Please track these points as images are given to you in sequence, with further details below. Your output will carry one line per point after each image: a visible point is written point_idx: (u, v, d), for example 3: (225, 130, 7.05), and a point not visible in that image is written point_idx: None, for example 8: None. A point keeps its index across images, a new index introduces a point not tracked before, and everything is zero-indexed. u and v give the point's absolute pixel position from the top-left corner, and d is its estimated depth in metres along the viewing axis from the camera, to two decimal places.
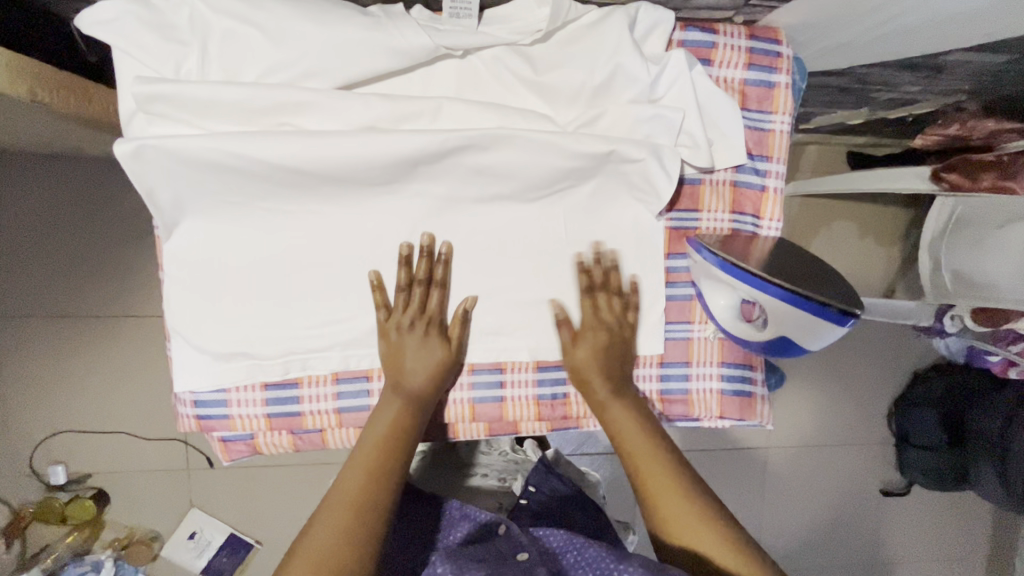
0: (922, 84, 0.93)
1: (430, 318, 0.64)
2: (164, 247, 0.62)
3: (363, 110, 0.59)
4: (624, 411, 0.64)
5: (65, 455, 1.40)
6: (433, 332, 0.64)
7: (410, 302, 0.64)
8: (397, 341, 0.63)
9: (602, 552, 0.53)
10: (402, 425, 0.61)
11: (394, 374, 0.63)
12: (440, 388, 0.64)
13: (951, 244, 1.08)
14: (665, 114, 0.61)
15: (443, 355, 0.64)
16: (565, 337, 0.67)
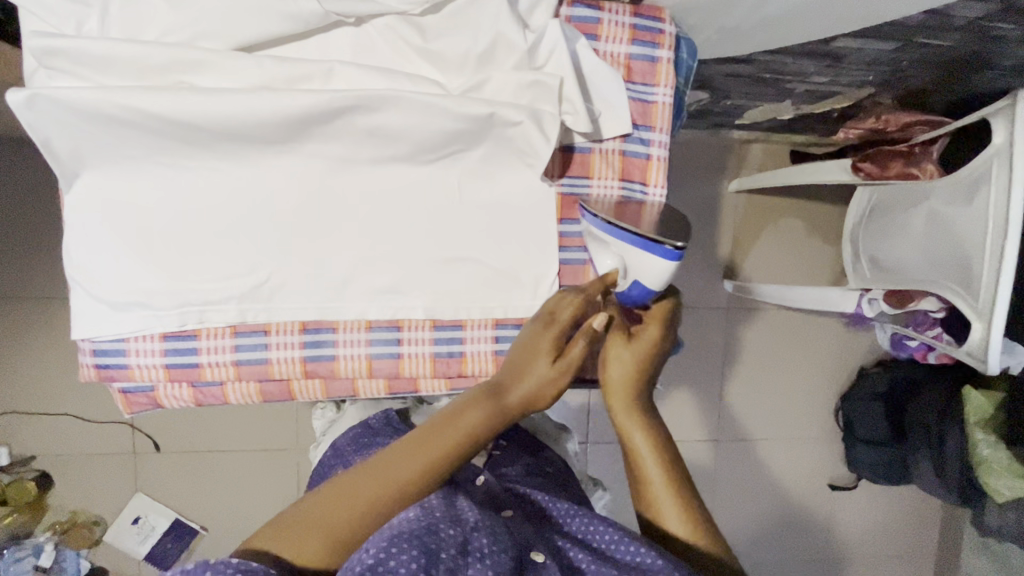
0: (829, 75, 0.98)
1: (560, 324, 0.63)
2: (66, 197, 0.65)
3: (256, 71, 0.63)
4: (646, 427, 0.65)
5: (6, 437, 1.40)
6: (552, 334, 0.63)
7: (571, 306, 0.64)
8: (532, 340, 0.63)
9: (593, 512, 0.60)
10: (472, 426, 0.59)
11: (510, 376, 0.62)
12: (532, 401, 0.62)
13: (868, 233, 1.13)
14: (544, 81, 0.65)
15: (544, 364, 0.62)
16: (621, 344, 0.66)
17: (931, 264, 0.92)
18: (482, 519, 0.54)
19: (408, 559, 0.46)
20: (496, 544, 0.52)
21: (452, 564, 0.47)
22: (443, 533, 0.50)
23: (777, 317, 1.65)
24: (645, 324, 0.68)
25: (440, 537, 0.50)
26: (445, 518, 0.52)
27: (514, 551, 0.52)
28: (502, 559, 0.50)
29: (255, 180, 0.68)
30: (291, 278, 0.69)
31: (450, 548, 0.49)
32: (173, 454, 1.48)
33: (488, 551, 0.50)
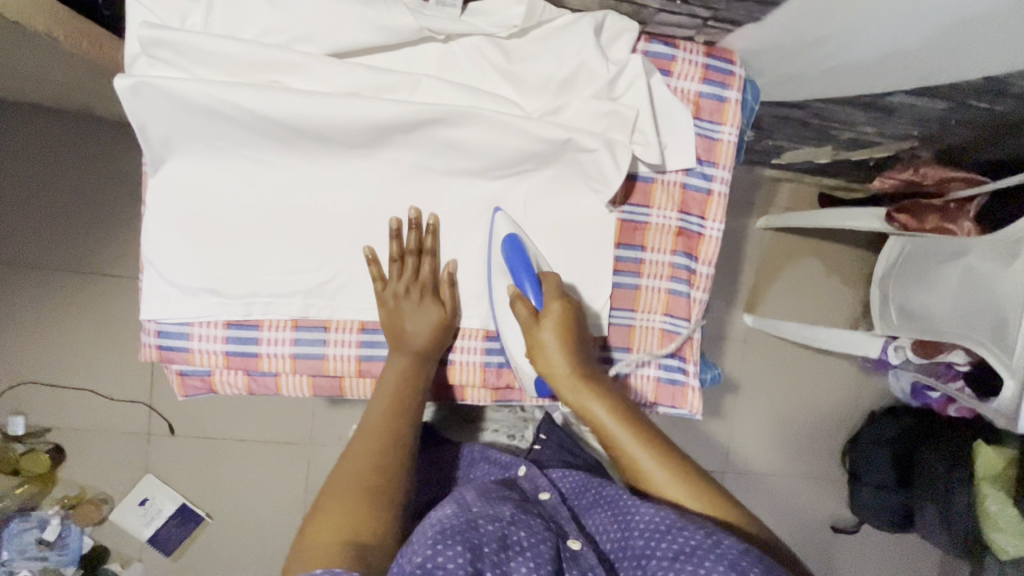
0: (876, 126, 1.01)
1: (423, 283, 0.71)
2: (149, 181, 0.67)
3: (347, 77, 0.65)
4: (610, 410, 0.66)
5: (24, 407, 1.41)
6: (424, 296, 0.71)
7: (404, 270, 0.71)
8: (396, 305, 0.70)
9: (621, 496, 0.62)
10: (404, 381, 0.69)
11: (397, 333, 0.70)
12: (440, 347, 0.72)
13: (899, 281, 1.15)
14: (621, 112, 0.68)
15: (438, 313, 0.71)
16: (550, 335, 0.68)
17: (964, 318, 0.94)
18: (516, 515, 0.58)
19: (453, 555, 0.48)
20: (534, 538, 0.55)
21: (495, 557, 0.50)
22: (483, 529, 0.53)
23: (793, 353, 1.67)
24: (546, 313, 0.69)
25: (480, 533, 0.53)
26: (482, 517, 0.56)
27: (552, 541, 0.56)
28: (541, 549, 0.54)
29: (332, 181, 0.70)
30: (357, 278, 0.71)
31: (491, 543, 0.52)
32: (187, 438, 1.48)
33: (527, 544, 0.54)
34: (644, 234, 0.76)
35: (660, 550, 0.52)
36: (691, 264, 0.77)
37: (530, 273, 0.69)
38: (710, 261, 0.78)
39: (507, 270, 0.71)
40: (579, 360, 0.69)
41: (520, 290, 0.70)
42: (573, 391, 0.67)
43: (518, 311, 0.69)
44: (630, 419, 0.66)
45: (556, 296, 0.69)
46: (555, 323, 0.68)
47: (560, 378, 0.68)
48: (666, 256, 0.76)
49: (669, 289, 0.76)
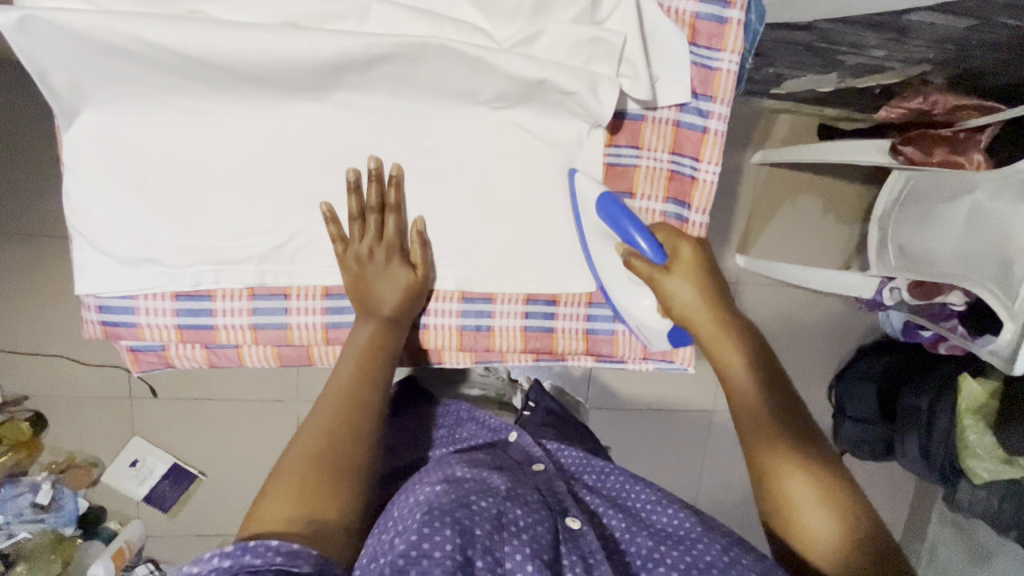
0: (888, 49, 0.91)
1: (389, 242, 0.64)
2: (64, 137, 0.58)
3: (283, 4, 0.55)
4: (730, 349, 0.60)
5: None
6: (393, 258, 0.64)
7: (366, 229, 0.63)
8: (362, 269, 0.63)
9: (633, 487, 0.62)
10: (374, 345, 0.61)
11: (361, 299, 0.63)
12: (411, 310, 0.65)
13: (900, 219, 1.10)
14: (605, 38, 0.58)
15: (408, 278, 0.64)
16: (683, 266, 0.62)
17: (967, 262, 0.90)
18: (511, 492, 0.55)
19: (444, 539, 0.46)
20: (531, 518, 0.52)
21: (487, 543, 0.47)
22: (475, 508, 0.50)
23: (784, 294, 1.64)
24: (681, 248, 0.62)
25: (471, 512, 0.50)
26: (474, 493, 0.53)
27: (550, 523, 0.53)
28: (538, 533, 0.50)
29: (278, 131, 0.61)
30: (316, 240, 0.64)
31: (483, 525, 0.49)
32: (170, 400, 1.46)
33: (523, 525, 0.50)
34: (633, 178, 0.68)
35: (669, 557, 0.51)
36: (683, 213, 0.69)
37: (636, 224, 0.60)
38: (704, 210, 0.69)
39: (607, 225, 0.63)
40: (717, 303, 0.61)
41: (637, 248, 0.61)
42: (716, 335, 0.61)
43: (632, 268, 0.61)
44: (772, 388, 0.58)
45: (679, 242, 0.63)
46: (687, 274, 0.61)
47: (694, 317, 0.61)
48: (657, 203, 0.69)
49: None
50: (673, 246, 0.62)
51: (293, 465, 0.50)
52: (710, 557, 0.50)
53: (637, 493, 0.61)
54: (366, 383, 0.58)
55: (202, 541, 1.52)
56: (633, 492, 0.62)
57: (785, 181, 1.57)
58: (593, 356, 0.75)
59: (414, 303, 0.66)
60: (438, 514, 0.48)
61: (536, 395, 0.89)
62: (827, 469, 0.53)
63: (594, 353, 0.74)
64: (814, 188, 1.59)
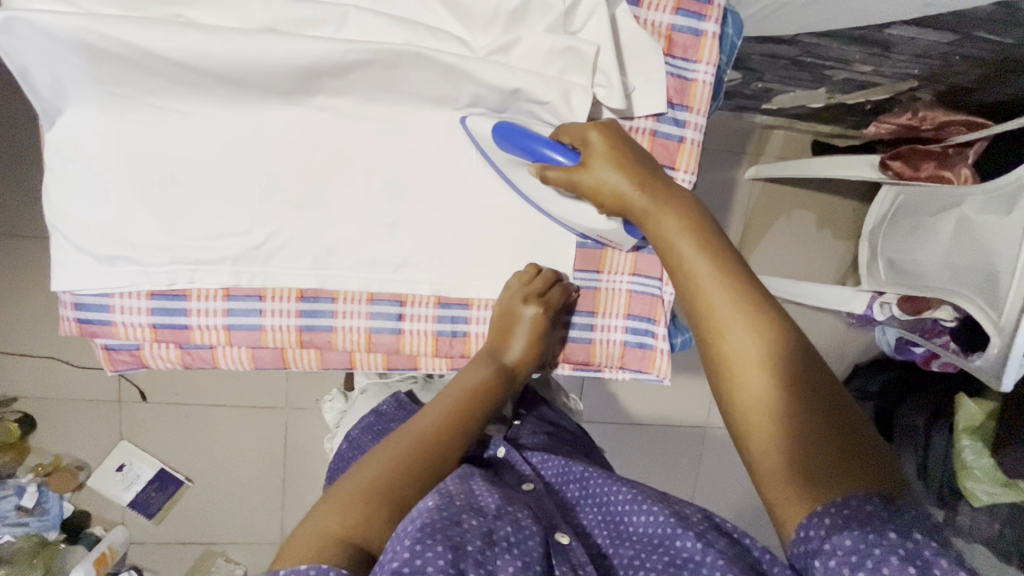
0: (873, 64, 0.92)
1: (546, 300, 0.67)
2: (46, 136, 0.59)
3: (262, 10, 0.56)
4: (671, 221, 0.53)
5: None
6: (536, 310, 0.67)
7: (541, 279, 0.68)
8: (513, 313, 0.68)
9: (611, 488, 0.58)
10: (485, 386, 0.66)
11: (495, 345, 0.69)
12: (528, 369, 0.70)
13: (890, 233, 1.09)
14: (579, 48, 0.59)
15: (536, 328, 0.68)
16: (604, 150, 0.57)
17: (954, 274, 0.89)
18: (501, 505, 0.52)
19: (434, 556, 0.42)
20: (521, 533, 0.49)
21: (480, 556, 0.44)
22: (466, 525, 0.47)
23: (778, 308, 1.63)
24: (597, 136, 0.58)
25: (462, 529, 0.46)
26: (465, 511, 0.49)
27: (542, 535, 0.50)
28: (529, 546, 0.48)
29: (257, 133, 0.62)
30: (291, 241, 0.65)
31: (475, 540, 0.45)
32: (160, 404, 1.46)
33: (514, 540, 0.48)
34: None
35: (649, 561, 0.49)
36: None
37: (542, 142, 0.59)
38: None
39: (519, 157, 0.61)
40: (645, 180, 0.56)
41: (545, 161, 0.59)
42: (657, 212, 0.54)
43: (549, 181, 0.60)
44: (728, 268, 0.49)
45: (585, 134, 0.58)
46: (610, 161, 0.57)
47: (628, 202, 0.56)
48: None
49: (637, 249, 0.71)
50: (584, 139, 0.58)
51: (341, 495, 0.51)
52: (690, 552, 0.47)
53: (618, 492, 0.57)
54: (459, 418, 0.62)
55: (187, 548, 1.51)
56: (611, 496, 0.57)
57: (779, 196, 1.57)
58: (571, 363, 0.75)
59: (535, 360, 0.71)
60: (429, 529, 0.44)
61: (528, 405, 0.89)
62: (779, 350, 0.45)
63: (571, 360, 0.74)
64: (809, 203, 1.59)
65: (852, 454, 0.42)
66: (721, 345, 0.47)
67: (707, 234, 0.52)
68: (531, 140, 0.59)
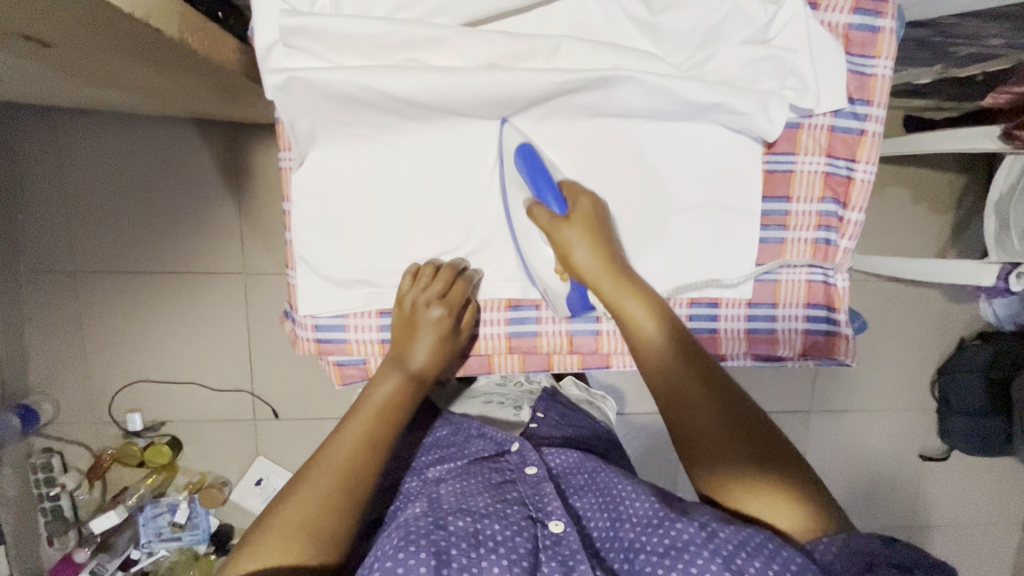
0: (1006, 36, 0.92)
1: (452, 305, 0.67)
2: (293, 176, 0.67)
3: (486, 47, 0.62)
4: (636, 300, 0.64)
5: (147, 402, 1.50)
6: (443, 317, 0.67)
7: (435, 279, 0.67)
8: (416, 318, 0.67)
9: (619, 482, 0.60)
10: (400, 395, 0.64)
11: (401, 348, 0.67)
12: (440, 368, 0.68)
13: (1021, 204, 1.09)
14: (778, 55, 0.63)
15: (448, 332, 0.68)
16: (584, 220, 0.65)
17: None
18: (490, 507, 0.58)
19: (417, 563, 0.50)
20: (509, 530, 0.55)
21: (463, 560, 0.51)
22: (450, 529, 0.54)
23: (879, 287, 1.61)
24: (580, 207, 0.65)
25: (447, 533, 0.53)
26: (451, 514, 0.56)
27: (529, 533, 0.56)
28: (515, 544, 0.54)
29: (466, 158, 0.68)
30: (500, 256, 0.71)
31: (459, 544, 0.53)
32: (292, 420, 1.54)
33: (501, 539, 0.54)
34: (790, 183, 0.72)
35: (649, 544, 0.53)
36: (839, 211, 0.73)
37: (553, 187, 0.64)
38: (860, 208, 0.73)
39: (527, 183, 0.65)
40: (613, 257, 0.65)
41: (541, 200, 0.65)
42: (617, 294, 0.64)
43: (535, 217, 0.64)
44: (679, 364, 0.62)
45: (578, 196, 0.66)
46: (584, 224, 0.64)
47: (596, 272, 0.64)
48: (813, 204, 0.73)
49: (818, 239, 0.73)
50: (575, 199, 0.66)
51: (272, 527, 0.53)
52: (688, 535, 0.51)
53: (623, 485, 0.60)
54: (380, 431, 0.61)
55: None
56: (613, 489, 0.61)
57: None
58: (754, 356, 0.77)
59: (443, 362, 0.69)
60: (413, 537, 0.52)
61: (544, 403, 0.86)
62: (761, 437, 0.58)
63: (753, 351, 0.76)
64: (904, 180, 1.58)
65: (823, 502, 0.55)
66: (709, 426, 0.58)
67: (662, 305, 0.65)
68: (546, 179, 0.64)
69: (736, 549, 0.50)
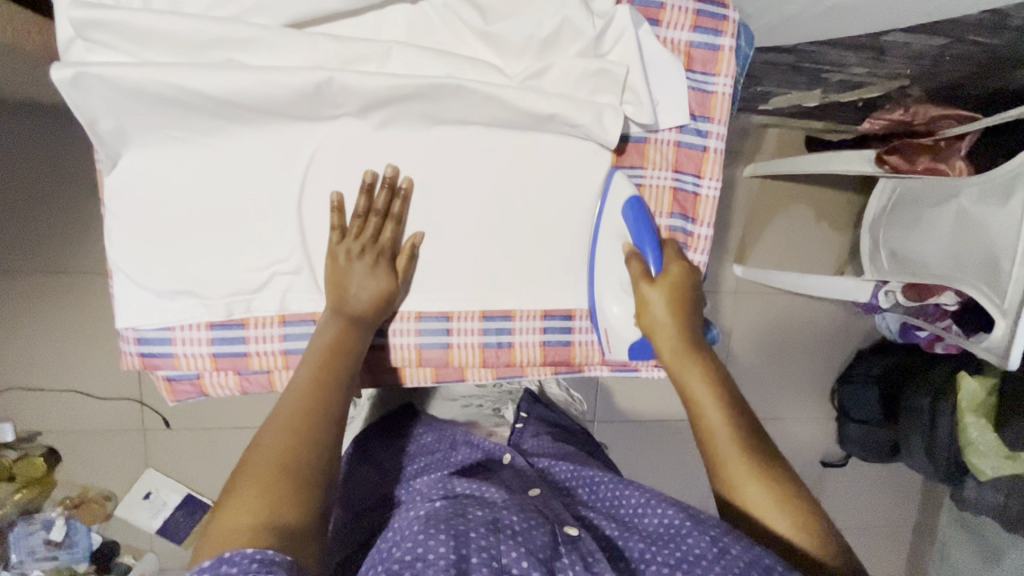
0: (869, 67, 0.96)
1: (381, 248, 0.65)
2: (106, 179, 0.62)
3: (310, 51, 0.59)
4: (695, 373, 0.64)
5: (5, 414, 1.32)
6: (373, 259, 0.65)
7: (365, 228, 0.65)
8: (344, 265, 0.65)
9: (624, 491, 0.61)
10: (343, 343, 0.62)
11: (339, 295, 0.64)
12: (379, 318, 0.66)
13: (890, 224, 1.15)
14: (609, 69, 0.63)
15: (388, 284, 0.65)
16: (674, 291, 0.67)
17: (955, 262, 0.95)
18: (507, 503, 0.57)
19: (437, 544, 0.48)
20: (526, 524, 0.53)
21: (483, 543, 0.49)
22: (471, 515, 0.52)
23: (782, 299, 1.67)
24: (672, 272, 0.68)
25: (466, 519, 0.51)
26: (470, 506, 0.55)
27: (549, 531, 0.53)
28: (534, 536, 0.51)
29: (301, 162, 0.65)
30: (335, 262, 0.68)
31: (478, 528, 0.51)
32: (183, 431, 1.42)
33: (518, 530, 0.52)
34: (638, 197, 0.72)
35: (661, 555, 0.51)
36: (687, 226, 0.73)
37: (654, 242, 0.68)
38: (708, 222, 0.73)
39: (630, 232, 0.69)
40: (686, 330, 0.67)
41: (639, 249, 0.68)
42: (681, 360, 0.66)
43: (632, 266, 0.68)
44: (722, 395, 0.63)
45: (673, 262, 0.68)
46: (668, 289, 0.67)
47: (666, 334, 0.66)
48: (663, 219, 0.72)
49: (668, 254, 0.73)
50: (669, 263, 0.69)
51: (250, 476, 0.50)
52: (700, 549, 0.49)
53: (629, 496, 0.61)
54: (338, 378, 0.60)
55: None
56: (623, 500, 0.61)
57: (776, 191, 1.63)
58: (607, 366, 0.77)
59: (383, 314, 0.66)
60: (434, 523, 0.50)
61: (527, 405, 0.91)
62: (780, 474, 0.57)
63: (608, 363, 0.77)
64: (805, 197, 1.64)
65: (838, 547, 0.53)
66: (736, 472, 0.57)
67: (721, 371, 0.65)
68: (652, 231, 0.68)
69: (747, 568, 0.47)
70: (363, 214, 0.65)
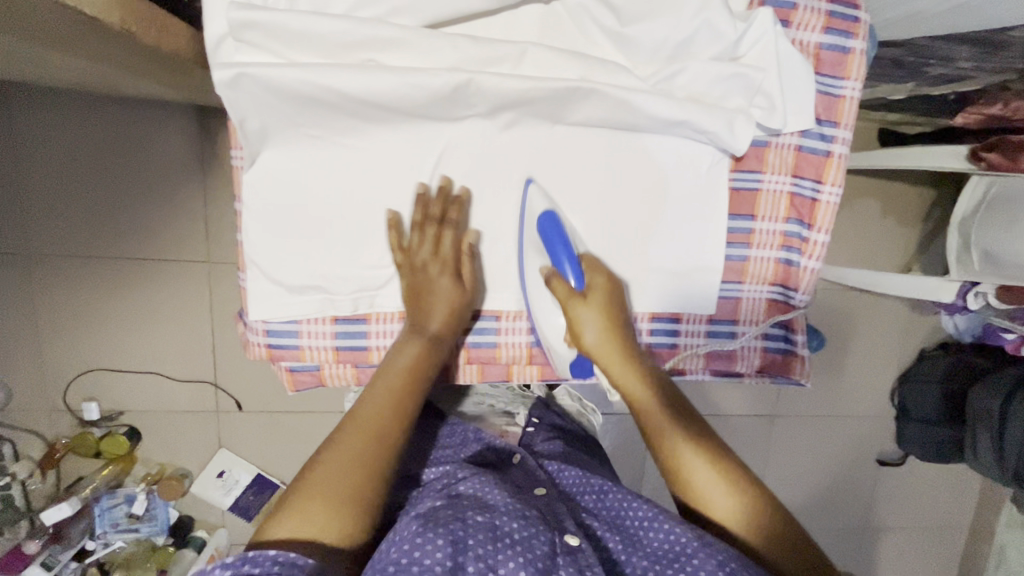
0: (977, 62, 0.92)
1: (445, 258, 0.66)
2: (244, 177, 0.64)
3: (448, 52, 0.60)
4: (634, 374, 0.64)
5: (90, 393, 1.36)
6: (446, 272, 0.65)
7: (425, 240, 0.65)
8: (415, 277, 0.66)
9: (629, 503, 0.58)
10: (421, 355, 0.63)
11: (416, 309, 0.65)
12: (454, 331, 0.67)
13: (982, 224, 1.10)
14: (746, 74, 0.62)
15: (461, 295, 0.66)
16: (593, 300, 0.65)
17: None
18: (509, 503, 0.54)
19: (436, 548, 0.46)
20: (526, 531, 0.50)
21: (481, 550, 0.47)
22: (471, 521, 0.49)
23: (850, 298, 1.62)
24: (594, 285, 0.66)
25: (466, 524, 0.49)
26: (472, 507, 0.52)
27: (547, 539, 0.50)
28: (533, 543, 0.49)
29: (426, 162, 0.66)
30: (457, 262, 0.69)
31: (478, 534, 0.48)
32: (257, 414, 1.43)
33: (518, 537, 0.49)
34: (755, 201, 0.71)
35: None
36: (803, 232, 0.72)
37: (568, 249, 0.64)
38: (825, 228, 0.71)
39: (542, 244, 0.65)
40: (620, 334, 0.65)
41: (556, 267, 0.65)
42: (621, 363, 0.65)
43: (552, 284, 0.65)
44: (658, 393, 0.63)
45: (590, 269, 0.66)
46: (597, 304, 0.65)
47: (598, 351, 0.65)
48: (777, 223, 0.72)
49: (780, 259, 0.72)
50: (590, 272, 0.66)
51: (321, 479, 0.51)
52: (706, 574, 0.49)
53: (634, 508, 0.57)
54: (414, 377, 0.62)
55: None
56: (627, 509, 0.58)
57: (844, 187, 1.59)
58: (709, 371, 0.76)
59: (458, 327, 0.67)
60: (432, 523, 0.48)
61: (539, 411, 0.86)
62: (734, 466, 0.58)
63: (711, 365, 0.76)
64: (875, 193, 1.60)
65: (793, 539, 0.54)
66: (689, 460, 0.58)
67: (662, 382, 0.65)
68: (566, 243, 0.64)
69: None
70: (423, 223, 0.65)
